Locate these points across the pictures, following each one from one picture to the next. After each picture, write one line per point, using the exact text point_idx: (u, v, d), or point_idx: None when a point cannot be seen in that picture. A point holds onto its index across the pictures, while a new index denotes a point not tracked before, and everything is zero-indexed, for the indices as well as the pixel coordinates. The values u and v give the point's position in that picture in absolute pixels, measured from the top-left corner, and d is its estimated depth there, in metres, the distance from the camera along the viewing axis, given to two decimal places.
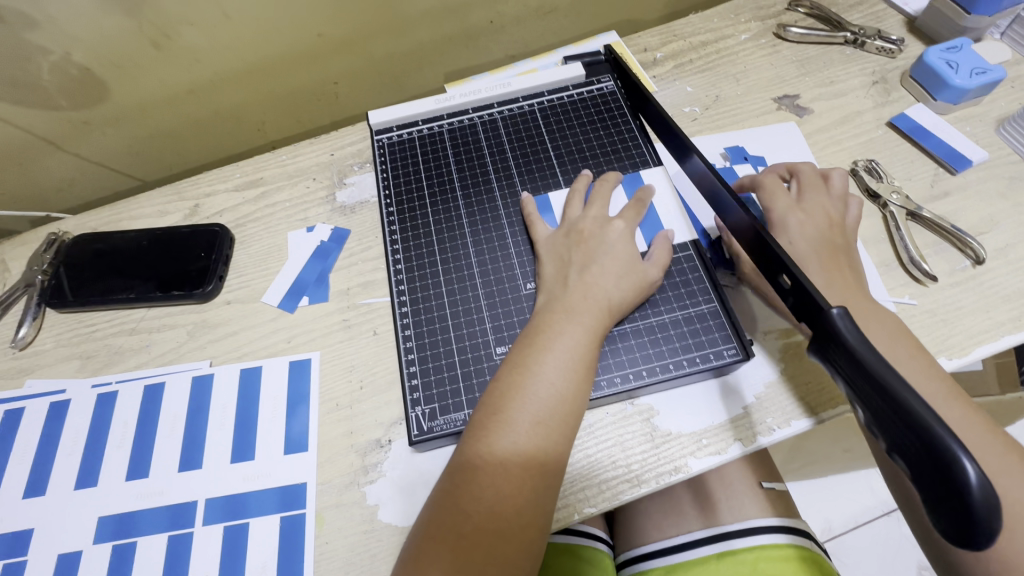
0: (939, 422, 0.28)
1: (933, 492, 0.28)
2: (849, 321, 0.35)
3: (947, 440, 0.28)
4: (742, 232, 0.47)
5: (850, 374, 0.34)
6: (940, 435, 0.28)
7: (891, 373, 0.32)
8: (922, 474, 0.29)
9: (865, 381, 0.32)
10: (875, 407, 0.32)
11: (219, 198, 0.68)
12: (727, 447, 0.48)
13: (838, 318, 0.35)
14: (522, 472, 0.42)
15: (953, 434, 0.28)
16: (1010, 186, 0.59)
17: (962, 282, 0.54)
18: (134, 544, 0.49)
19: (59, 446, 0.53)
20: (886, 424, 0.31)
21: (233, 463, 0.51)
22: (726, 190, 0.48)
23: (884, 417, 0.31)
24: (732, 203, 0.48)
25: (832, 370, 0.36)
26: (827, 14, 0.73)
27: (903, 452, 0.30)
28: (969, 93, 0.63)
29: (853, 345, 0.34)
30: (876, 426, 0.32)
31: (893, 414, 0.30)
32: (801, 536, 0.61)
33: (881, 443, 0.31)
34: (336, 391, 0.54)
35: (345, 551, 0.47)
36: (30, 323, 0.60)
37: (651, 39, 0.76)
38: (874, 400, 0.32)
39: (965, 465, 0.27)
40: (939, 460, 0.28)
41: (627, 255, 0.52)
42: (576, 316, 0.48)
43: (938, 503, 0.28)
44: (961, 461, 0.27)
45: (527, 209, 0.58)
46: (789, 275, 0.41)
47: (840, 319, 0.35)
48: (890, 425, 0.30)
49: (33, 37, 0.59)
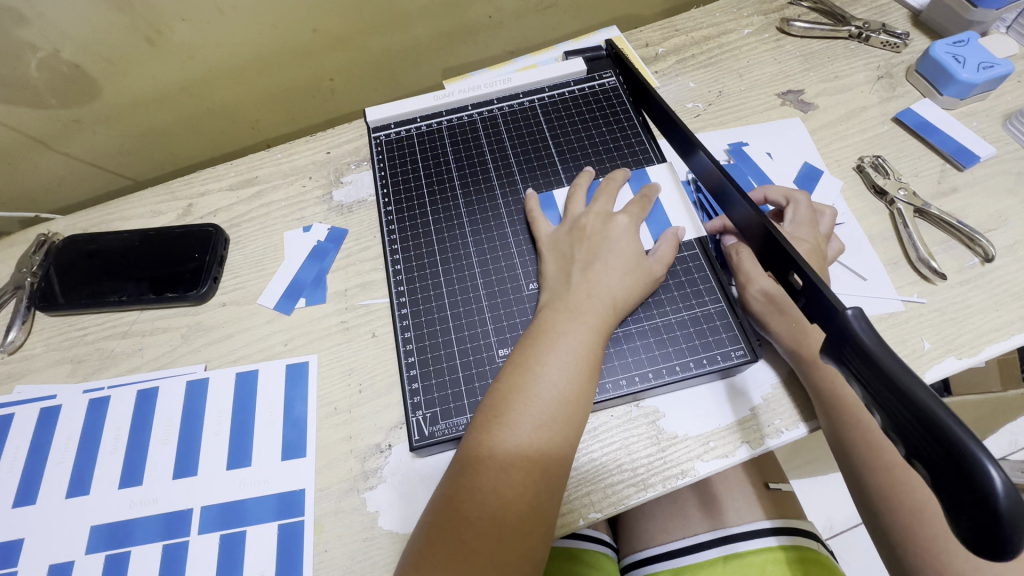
0: (962, 427, 0.27)
1: (956, 499, 0.27)
2: (864, 321, 0.34)
3: (971, 447, 0.27)
4: (750, 230, 0.46)
5: (864, 375, 0.33)
6: (963, 441, 0.27)
7: (910, 375, 0.30)
8: (944, 482, 0.28)
9: (881, 383, 0.31)
10: (893, 411, 0.30)
11: (212, 197, 0.67)
12: (734, 449, 0.47)
13: (852, 318, 0.34)
14: (525, 475, 0.41)
15: (975, 438, 0.27)
16: (1017, 181, 0.58)
17: (971, 280, 0.53)
18: (127, 554, 0.47)
19: (49, 454, 0.52)
20: (905, 429, 0.30)
21: (229, 469, 0.50)
22: (734, 186, 0.47)
23: (902, 421, 0.30)
24: (740, 200, 0.46)
25: (845, 372, 0.35)
26: (831, 7, 0.72)
27: (925, 459, 0.29)
28: (976, 87, 0.62)
29: (870, 347, 0.33)
30: (893, 431, 0.31)
31: (914, 419, 0.29)
32: (807, 538, 0.61)
33: (900, 449, 0.30)
34: (334, 395, 0.53)
35: (344, 559, 0.46)
36: (19, 327, 0.58)
37: (653, 33, 0.74)
38: (893, 404, 0.30)
39: (991, 472, 0.26)
40: (961, 466, 0.27)
41: (631, 252, 0.51)
42: (580, 316, 0.47)
43: (962, 512, 0.27)
44: (986, 467, 0.26)
45: (529, 205, 0.57)
46: (800, 274, 0.40)
47: (854, 319, 0.34)
48: (909, 430, 0.29)
49: (22, 34, 0.57)
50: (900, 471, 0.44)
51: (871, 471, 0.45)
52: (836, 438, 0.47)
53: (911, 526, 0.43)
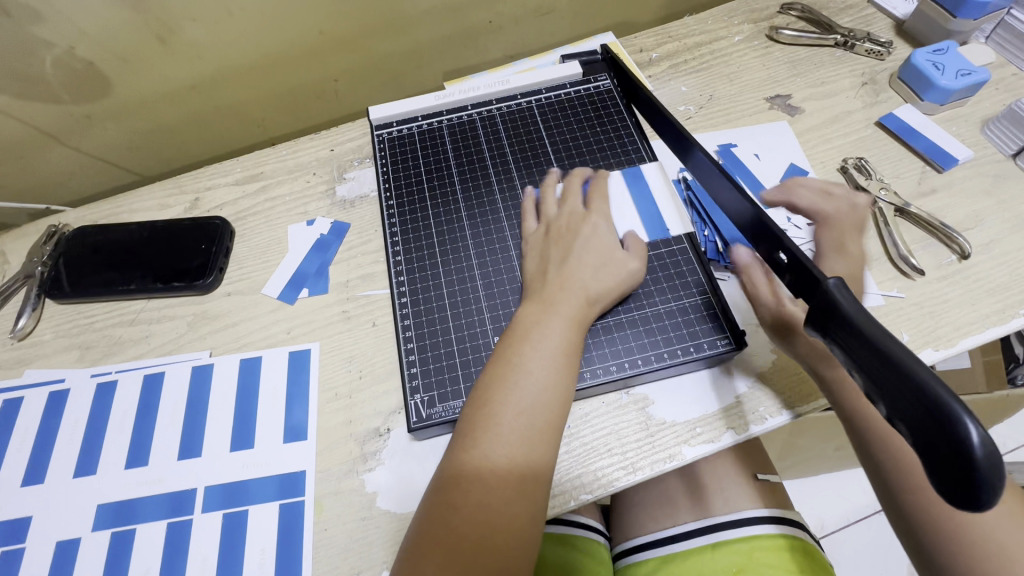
0: (946, 390, 0.28)
1: (937, 455, 0.28)
2: (846, 291, 0.35)
3: (953, 405, 0.27)
4: (745, 220, 0.47)
5: (849, 344, 0.33)
6: (942, 402, 0.28)
7: (887, 337, 0.31)
8: (923, 440, 0.28)
9: (864, 347, 0.32)
10: (873, 372, 0.31)
11: (219, 192, 0.69)
12: (719, 435, 0.49)
13: (834, 289, 0.35)
14: (510, 462, 0.42)
15: (958, 399, 0.27)
16: (994, 183, 0.61)
17: (948, 275, 0.55)
18: (133, 531, 0.49)
19: (59, 435, 0.54)
20: (885, 387, 0.30)
21: (233, 451, 0.52)
22: (726, 178, 0.48)
23: (887, 383, 0.30)
24: (730, 190, 0.47)
25: (829, 344, 0.35)
26: (818, 17, 0.75)
27: (907, 419, 0.29)
28: (955, 93, 0.64)
29: (854, 320, 0.33)
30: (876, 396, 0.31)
31: (895, 380, 0.30)
32: (794, 527, 0.62)
33: (882, 411, 0.31)
34: (335, 381, 0.55)
35: (343, 537, 0.48)
36: (29, 314, 0.60)
37: (647, 40, 0.77)
38: (873, 364, 0.31)
39: (968, 426, 0.27)
40: (944, 419, 0.27)
41: (600, 248, 0.53)
42: (556, 309, 0.49)
43: (942, 467, 0.27)
44: (964, 422, 0.27)
45: (527, 204, 0.60)
46: (785, 252, 0.41)
47: (837, 290, 0.35)
48: (891, 392, 0.30)
49: (39, 31, 0.59)
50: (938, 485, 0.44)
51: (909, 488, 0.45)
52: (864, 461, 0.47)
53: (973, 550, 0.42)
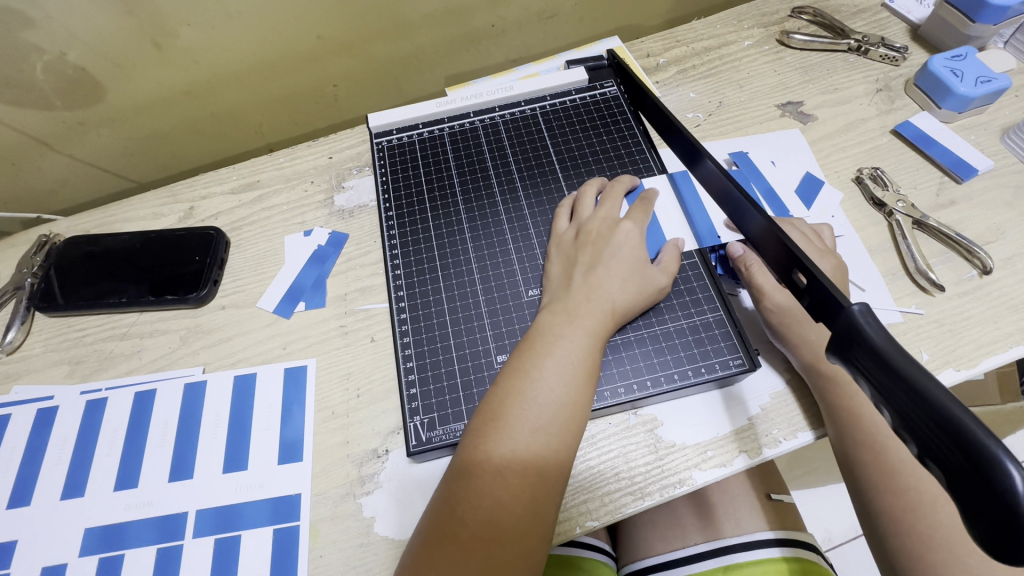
0: (984, 430, 0.26)
1: (975, 499, 0.25)
2: (872, 318, 0.33)
3: (992, 446, 0.25)
4: (767, 243, 0.44)
5: (876, 377, 0.31)
6: (981, 442, 0.25)
7: (920, 370, 0.29)
8: (957, 481, 0.26)
9: (892, 380, 0.30)
10: (902, 407, 0.29)
11: (214, 201, 0.67)
12: (732, 459, 0.47)
13: (859, 314, 0.33)
14: (521, 478, 0.40)
15: (996, 439, 0.25)
16: (1016, 194, 0.59)
17: (970, 291, 0.53)
18: (121, 557, 0.47)
19: (45, 455, 0.52)
20: (916, 423, 0.28)
21: (226, 473, 0.50)
22: (742, 193, 0.45)
23: (915, 422, 0.28)
24: (748, 207, 0.45)
25: (853, 372, 0.33)
26: (830, 21, 0.73)
27: (938, 459, 0.27)
28: (974, 101, 0.62)
29: (882, 349, 0.31)
30: (905, 432, 0.29)
31: (925, 416, 0.28)
32: (807, 551, 0.60)
33: (912, 450, 0.29)
34: (332, 399, 0.53)
35: (339, 565, 0.46)
36: (18, 327, 0.58)
37: (654, 44, 0.75)
38: (902, 400, 0.29)
39: (1010, 470, 0.24)
40: (984, 459, 0.25)
41: (634, 258, 0.51)
42: (579, 319, 0.47)
43: (981, 511, 0.25)
44: (1005, 465, 0.24)
45: (562, 202, 0.58)
46: (804, 273, 0.39)
47: (862, 316, 0.33)
48: (921, 428, 0.28)
49: (29, 37, 0.58)
50: (916, 497, 0.43)
51: (878, 490, 0.45)
52: (841, 457, 0.47)
53: (919, 556, 0.42)
